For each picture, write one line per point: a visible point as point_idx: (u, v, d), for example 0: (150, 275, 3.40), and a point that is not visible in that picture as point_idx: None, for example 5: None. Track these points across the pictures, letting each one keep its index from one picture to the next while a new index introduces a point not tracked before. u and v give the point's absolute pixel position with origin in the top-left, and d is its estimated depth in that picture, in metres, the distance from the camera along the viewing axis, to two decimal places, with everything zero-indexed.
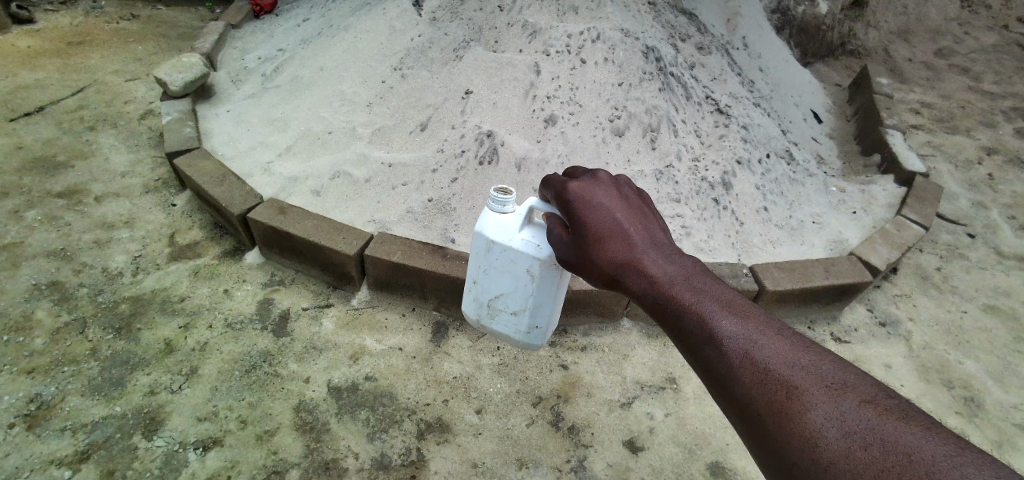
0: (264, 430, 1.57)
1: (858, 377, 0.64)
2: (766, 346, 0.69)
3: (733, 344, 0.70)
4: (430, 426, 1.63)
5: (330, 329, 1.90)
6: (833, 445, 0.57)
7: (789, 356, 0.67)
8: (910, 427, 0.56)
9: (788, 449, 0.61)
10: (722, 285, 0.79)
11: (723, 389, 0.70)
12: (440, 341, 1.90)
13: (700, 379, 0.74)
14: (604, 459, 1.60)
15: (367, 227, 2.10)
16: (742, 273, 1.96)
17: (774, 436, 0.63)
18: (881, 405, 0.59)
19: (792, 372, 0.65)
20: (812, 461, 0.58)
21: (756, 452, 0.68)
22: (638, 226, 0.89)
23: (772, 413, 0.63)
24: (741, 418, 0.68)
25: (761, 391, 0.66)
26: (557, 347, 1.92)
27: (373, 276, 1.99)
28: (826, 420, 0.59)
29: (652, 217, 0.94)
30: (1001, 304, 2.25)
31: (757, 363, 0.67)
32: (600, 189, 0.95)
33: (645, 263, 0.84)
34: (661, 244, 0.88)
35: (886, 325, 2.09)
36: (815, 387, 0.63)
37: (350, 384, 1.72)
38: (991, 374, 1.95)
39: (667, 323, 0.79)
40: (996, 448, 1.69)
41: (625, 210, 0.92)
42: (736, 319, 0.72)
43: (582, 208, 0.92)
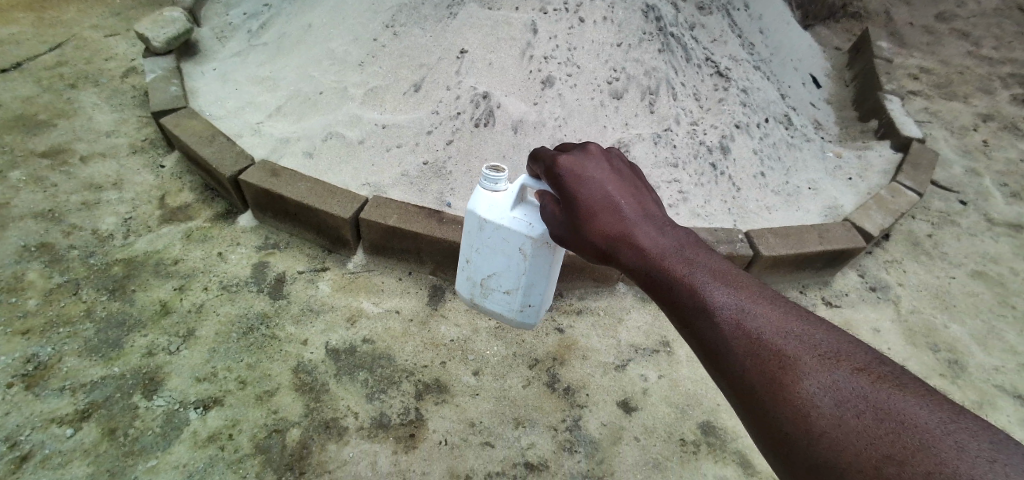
0: (264, 391, 1.58)
1: (852, 344, 0.64)
2: (759, 315, 0.68)
3: (726, 315, 0.69)
4: (428, 386, 1.65)
5: (326, 292, 1.90)
6: (827, 415, 0.58)
7: (782, 325, 0.66)
8: (904, 394, 0.57)
9: (780, 418, 0.61)
10: (715, 256, 0.78)
11: (714, 359, 0.70)
12: (437, 304, 1.91)
13: (693, 351, 0.74)
14: (599, 418, 1.64)
15: (361, 190, 2.06)
16: (738, 239, 1.96)
17: (766, 406, 0.63)
18: (874, 372, 0.60)
19: (785, 341, 0.65)
20: (804, 430, 0.59)
21: (747, 422, 0.68)
22: (629, 198, 0.89)
23: (765, 384, 0.63)
24: (732, 388, 0.68)
25: (753, 361, 0.65)
26: (553, 311, 1.93)
27: (369, 239, 1.98)
28: (821, 389, 0.60)
29: (643, 189, 0.94)
30: (988, 270, 2.29)
31: (750, 334, 0.66)
32: (591, 163, 0.94)
33: (636, 236, 0.83)
34: (653, 215, 0.87)
35: (876, 290, 2.13)
36: (810, 356, 0.62)
37: (348, 346, 1.73)
38: (975, 337, 2.00)
39: (658, 295, 0.78)
40: (976, 408, 1.75)
41: (616, 182, 0.91)
42: (728, 288, 0.72)
43: (575, 183, 0.91)
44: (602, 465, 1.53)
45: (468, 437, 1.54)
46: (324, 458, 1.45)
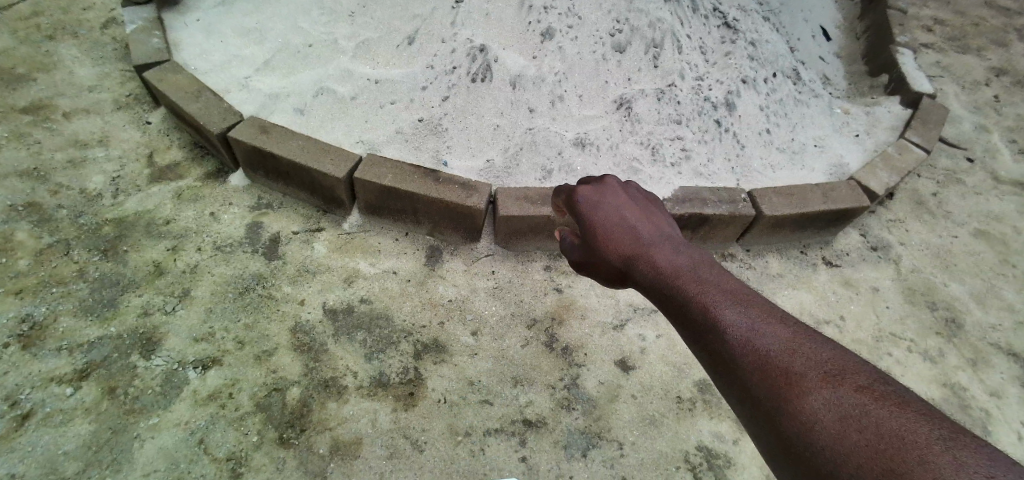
0: (262, 350, 1.58)
1: (857, 361, 0.61)
2: (767, 333, 0.66)
3: (735, 331, 0.68)
4: (426, 346, 1.65)
5: (322, 253, 1.87)
6: (829, 430, 0.55)
7: (790, 342, 0.65)
8: (905, 411, 0.53)
9: (789, 434, 0.59)
10: (726, 275, 0.79)
11: (723, 374, 0.69)
12: (434, 264, 1.89)
13: (705, 369, 0.74)
14: (596, 377, 1.65)
15: (356, 148, 2.00)
16: (740, 198, 1.91)
17: (776, 423, 0.61)
18: (879, 389, 0.57)
19: (793, 356, 0.63)
20: (810, 446, 0.57)
21: (760, 439, 0.66)
22: (644, 223, 0.95)
23: (773, 399, 0.62)
24: (746, 405, 0.66)
25: (762, 378, 0.64)
26: (552, 271, 1.91)
27: (364, 199, 1.93)
28: (824, 404, 0.57)
29: (660, 215, 0.99)
30: (991, 229, 2.26)
31: (758, 350, 0.65)
32: (610, 194, 1.03)
33: (652, 257, 0.87)
34: (667, 238, 0.91)
35: (877, 249, 2.09)
36: (813, 371, 0.60)
37: (345, 306, 1.73)
38: (973, 295, 1.99)
39: (671, 311, 0.80)
40: (969, 366, 1.77)
41: (633, 211, 0.98)
42: (738, 305, 0.71)
43: (591, 211, 1.01)
44: (598, 421, 1.55)
45: (467, 396, 1.56)
46: (324, 416, 1.46)
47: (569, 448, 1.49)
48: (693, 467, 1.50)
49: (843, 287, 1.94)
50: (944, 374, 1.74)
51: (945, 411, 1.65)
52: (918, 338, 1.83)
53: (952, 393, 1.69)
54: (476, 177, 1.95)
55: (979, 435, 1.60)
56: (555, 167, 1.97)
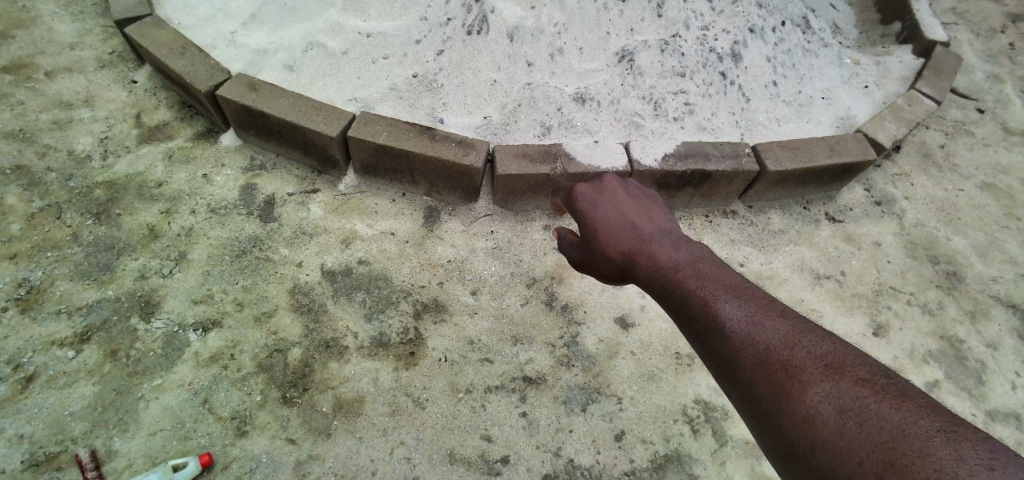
0: (262, 312, 1.58)
1: (854, 356, 0.66)
2: (766, 326, 0.73)
3: (733, 323, 0.76)
4: (426, 306, 1.65)
5: (318, 214, 1.85)
6: (830, 423, 0.60)
7: (789, 336, 0.71)
8: (904, 404, 0.58)
9: (791, 425, 0.64)
10: (728, 272, 0.86)
11: (725, 367, 0.76)
12: (432, 225, 1.87)
13: (708, 362, 0.80)
14: (596, 334, 1.65)
15: (348, 105, 1.93)
16: (744, 154, 1.86)
17: (778, 414, 0.66)
18: (877, 383, 0.62)
19: (792, 351, 0.69)
20: (811, 437, 0.61)
21: (761, 431, 0.71)
22: (644, 221, 1.06)
23: (775, 393, 0.67)
24: (748, 398, 0.72)
25: (762, 371, 0.70)
26: (551, 231, 1.89)
27: (358, 159, 1.88)
28: (823, 397, 0.62)
29: (659, 213, 1.09)
30: (998, 181, 2.22)
31: (757, 343, 0.72)
32: (610, 196, 1.14)
33: (653, 252, 0.97)
34: (668, 236, 1.01)
35: (881, 205, 2.06)
36: (814, 365, 0.66)
37: (344, 267, 1.71)
38: (976, 249, 1.98)
39: (677, 309, 0.87)
40: (967, 318, 1.77)
41: (635, 211, 1.09)
42: (737, 300, 0.79)
43: (593, 212, 1.12)
44: (598, 378, 1.57)
45: (468, 354, 1.57)
46: (326, 375, 1.48)
47: (569, 404, 1.51)
48: (691, 420, 1.52)
49: (845, 243, 1.93)
50: (942, 327, 1.74)
51: (941, 363, 1.66)
52: (918, 291, 1.83)
53: (949, 345, 1.70)
54: (473, 134, 1.89)
55: (974, 385, 1.63)
56: (554, 123, 1.91)
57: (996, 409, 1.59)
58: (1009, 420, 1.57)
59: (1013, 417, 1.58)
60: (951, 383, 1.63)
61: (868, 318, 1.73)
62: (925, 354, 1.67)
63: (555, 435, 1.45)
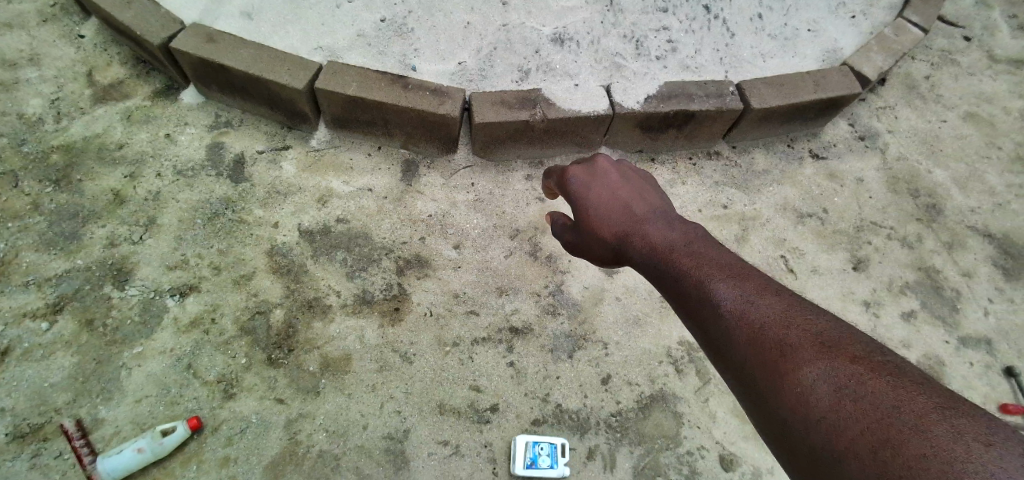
0: (240, 275, 1.55)
1: (848, 335, 0.68)
2: (760, 307, 0.74)
3: (728, 306, 0.77)
4: (409, 262, 1.63)
5: (292, 172, 1.78)
6: (825, 401, 0.61)
7: (782, 317, 0.72)
8: (898, 382, 0.59)
9: (785, 404, 0.65)
10: (724, 255, 0.87)
11: (722, 349, 0.77)
12: (411, 180, 1.81)
13: (703, 344, 0.81)
14: (580, 283, 1.65)
15: (314, 55, 1.81)
16: (728, 92, 1.81)
17: (772, 393, 0.67)
18: (871, 360, 0.63)
19: (786, 332, 0.70)
20: (806, 415, 0.62)
21: (755, 411, 0.72)
22: (637, 200, 1.03)
23: (770, 373, 0.68)
24: (742, 378, 0.73)
25: (757, 351, 0.71)
26: (534, 181, 1.84)
27: (329, 112, 1.79)
28: (817, 376, 0.63)
29: (650, 190, 1.06)
30: (982, 111, 2.20)
31: (752, 324, 0.73)
32: (600, 173, 1.08)
33: (646, 233, 0.96)
34: (661, 215, 1.00)
35: (864, 139, 2.04)
36: (808, 346, 0.67)
37: (322, 226, 1.67)
38: (956, 181, 1.98)
39: (674, 292, 0.88)
40: (944, 249, 1.80)
41: (626, 189, 1.05)
42: (731, 281, 0.80)
43: (584, 191, 1.08)
44: (584, 325, 1.58)
45: (453, 308, 1.56)
46: (311, 335, 1.47)
47: (555, 351, 1.53)
48: (675, 361, 1.54)
49: (828, 180, 1.92)
50: (920, 259, 1.77)
51: (918, 294, 1.70)
52: (898, 225, 1.84)
53: (926, 276, 1.74)
54: (447, 82, 1.80)
55: (947, 314, 1.67)
56: (532, 66, 1.83)
57: (968, 335, 1.64)
58: (979, 345, 1.63)
59: (983, 342, 1.64)
60: (926, 312, 1.67)
61: (849, 254, 1.75)
62: (902, 286, 1.71)
63: (543, 382, 1.47)
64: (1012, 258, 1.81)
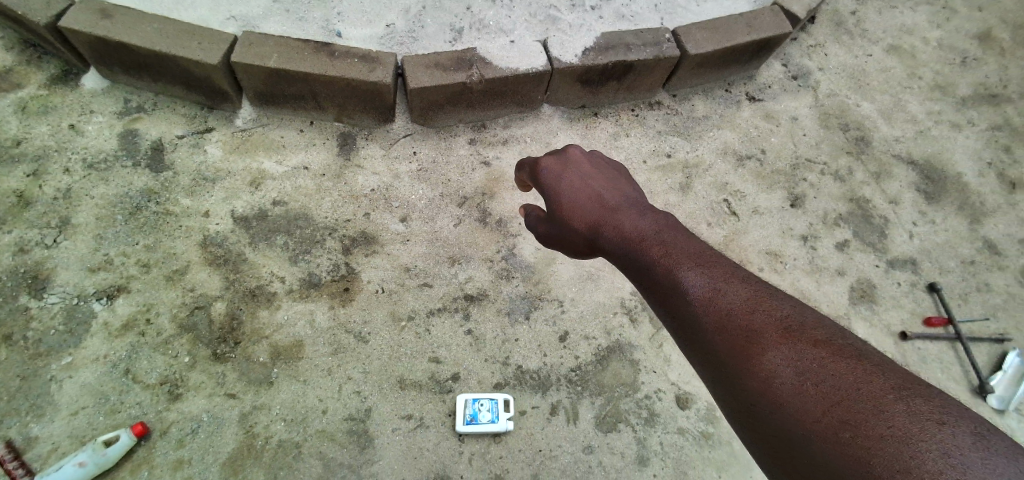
0: (173, 270, 1.45)
1: (813, 318, 0.66)
2: (728, 293, 0.72)
3: (696, 293, 0.74)
4: (354, 240, 1.57)
5: (217, 156, 1.65)
6: (788, 385, 0.60)
7: (749, 302, 0.70)
8: (859, 363, 0.58)
9: (749, 388, 0.63)
10: (691, 242, 0.84)
11: (689, 336, 0.74)
12: (349, 153, 1.72)
13: (671, 331, 0.79)
14: (532, 244, 1.64)
15: (228, 27, 1.65)
16: (665, 39, 1.79)
17: (737, 378, 0.65)
18: (833, 344, 0.62)
19: (752, 316, 0.68)
20: (768, 399, 0.61)
21: (720, 397, 0.70)
22: (609, 189, 1.00)
23: (735, 357, 0.66)
24: (708, 364, 0.71)
25: (723, 336, 0.69)
26: (477, 145, 1.79)
27: (251, 87, 1.67)
28: (781, 361, 0.62)
29: (624, 179, 1.03)
30: (904, 42, 2.26)
31: (719, 310, 0.71)
32: (573, 163, 1.05)
33: (616, 222, 0.93)
34: (632, 204, 0.96)
35: (797, 79, 2.08)
36: (774, 330, 0.65)
37: (257, 211, 1.58)
38: (882, 113, 2.06)
39: (643, 280, 0.85)
40: (873, 179, 1.89)
41: (598, 178, 1.02)
42: (700, 268, 0.77)
43: (556, 180, 1.03)
44: (538, 285, 1.58)
45: (405, 282, 1.53)
46: (257, 325, 1.41)
47: (512, 314, 1.53)
48: (629, 311, 1.58)
49: (765, 122, 1.96)
50: (852, 191, 1.86)
51: (850, 224, 1.79)
52: (830, 160, 1.92)
53: (857, 207, 1.83)
54: (377, 46, 1.69)
55: (877, 240, 1.77)
56: (465, 25, 1.76)
57: (896, 257, 1.75)
58: (906, 266, 1.74)
59: (909, 263, 1.75)
60: (858, 241, 1.76)
61: (787, 192, 1.81)
62: (836, 218, 1.79)
63: (502, 346, 1.48)
64: (933, 182, 1.92)
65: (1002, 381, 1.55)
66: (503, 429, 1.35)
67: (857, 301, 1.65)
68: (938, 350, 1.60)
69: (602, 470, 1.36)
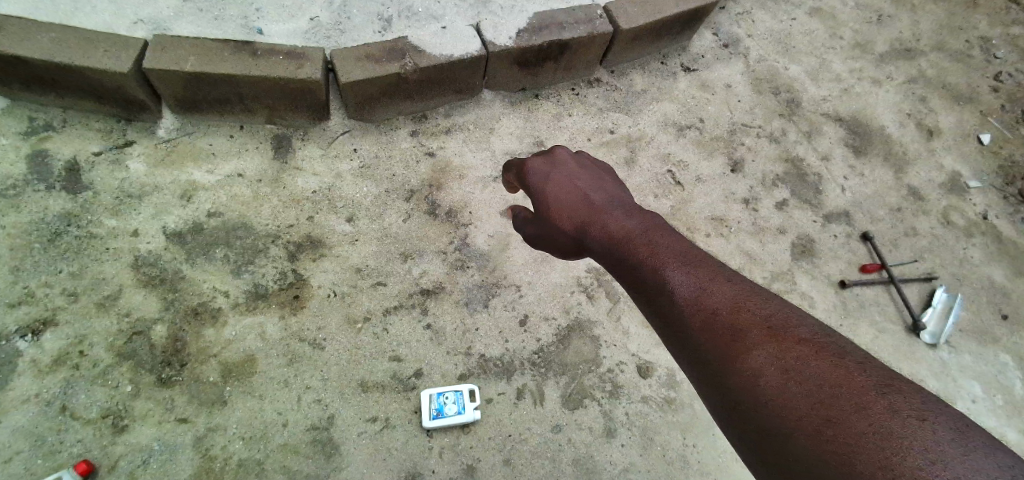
0: (104, 297, 1.36)
1: (798, 316, 0.65)
2: (714, 291, 0.71)
3: (683, 291, 0.74)
4: (300, 245, 1.52)
5: (141, 171, 1.55)
6: (771, 383, 0.59)
7: (735, 300, 0.69)
8: (844, 361, 0.58)
9: (732, 386, 0.62)
10: (677, 240, 0.83)
11: (675, 335, 0.73)
12: (286, 156, 1.65)
13: (657, 330, 0.78)
14: (484, 232, 1.63)
15: (136, 31, 1.53)
16: (597, 15, 1.79)
17: (720, 375, 0.64)
18: (818, 341, 0.61)
19: (738, 314, 0.67)
20: (753, 398, 0.60)
21: (705, 396, 0.69)
22: (595, 190, 1.01)
23: (719, 355, 0.65)
24: (694, 363, 0.70)
25: (708, 334, 0.68)
26: (419, 136, 1.76)
27: (170, 94, 1.57)
28: (766, 358, 0.61)
29: (610, 180, 1.04)
30: (825, 4, 2.35)
31: (705, 307, 0.70)
32: (560, 165, 1.06)
33: (602, 221, 0.93)
34: (621, 204, 0.97)
35: (728, 47, 2.14)
36: (760, 328, 0.64)
37: (191, 225, 1.49)
38: (809, 74, 2.14)
39: (629, 278, 0.84)
40: (805, 138, 1.97)
41: (585, 179, 1.03)
42: (686, 266, 0.77)
43: (543, 182, 1.05)
44: (494, 273, 1.57)
45: (358, 283, 1.49)
46: (204, 344, 1.35)
47: (470, 304, 1.52)
48: (586, 289, 1.60)
49: (702, 91, 2.00)
50: (787, 152, 1.93)
51: (787, 184, 1.86)
52: (765, 124, 1.98)
53: (793, 166, 1.90)
54: (302, 41, 1.62)
55: (813, 197, 1.85)
56: (393, 13, 1.70)
57: (831, 211, 1.84)
58: (841, 219, 1.83)
59: (844, 216, 1.84)
60: (796, 199, 1.84)
61: (727, 159, 1.87)
62: (774, 179, 1.86)
63: (463, 337, 1.47)
64: (860, 137, 2.02)
65: (932, 317, 1.67)
66: (471, 419, 1.35)
67: (799, 257, 1.73)
68: (874, 295, 1.70)
69: (572, 447, 1.39)
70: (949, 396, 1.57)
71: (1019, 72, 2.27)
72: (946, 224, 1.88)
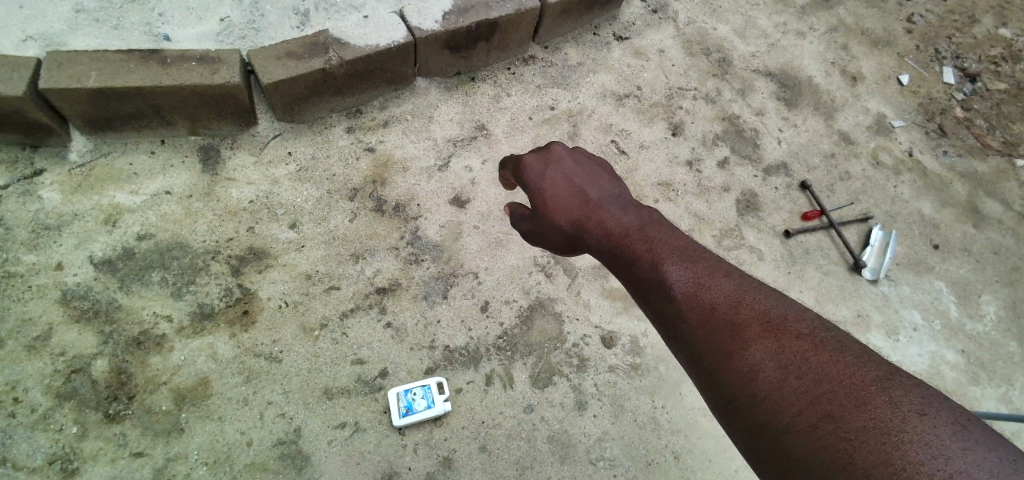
0: (33, 339, 1.27)
1: (796, 311, 0.68)
2: (713, 288, 0.73)
3: (682, 289, 0.76)
4: (243, 258, 1.46)
5: (58, 200, 1.44)
6: (771, 379, 0.61)
7: (735, 296, 0.71)
8: (842, 356, 0.60)
9: (733, 382, 0.65)
10: (675, 235, 0.85)
11: (675, 331, 0.76)
12: (216, 166, 1.57)
13: (657, 327, 0.80)
14: (435, 223, 1.60)
15: (26, 49, 1.41)
16: None
17: (720, 372, 0.67)
18: (816, 338, 0.63)
19: (738, 310, 0.69)
20: (751, 393, 0.62)
21: (704, 392, 0.71)
22: (592, 184, 0.99)
23: (720, 351, 0.68)
24: (693, 359, 0.72)
25: (707, 330, 0.70)
26: (357, 132, 1.70)
27: (77, 114, 1.46)
28: (765, 354, 0.63)
29: (607, 174, 1.03)
30: None
31: (705, 305, 0.72)
32: (556, 160, 1.03)
33: (598, 218, 0.93)
34: (618, 199, 0.97)
35: (657, 12, 2.15)
36: (760, 325, 0.66)
37: (122, 251, 1.41)
38: (737, 32, 2.18)
39: (627, 276, 0.86)
40: (739, 95, 2.02)
41: (581, 173, 1.01)
42: (685, 264, 0.79)
43: (537, 179, 1.02)
44: (449, 262, 1.56)
45: (309, 289, 1.45)
46: (151, 374, 1.28)
47: (428, 297, 1.50)
48: (543, 267, 1.60)
49: (636, 59, 2.01)
50: (723, 111, 1.97)
51: (726, 142, 1.91)
52: (699, 85, 2.02)
53: (730, 125, 1.95)
54: (215, 44, 1.53)
55: (752, 152, 1.91)
56: (309, 6, 1.64)
57: (769, 165, 1.90)
58: (780, 171, 1.89)
59: (782, 167, 1.91)
60: (736, 155, 1.89)
61: (667, 123, 1.89)
62: (714, 139, 1.90)
63: (425, 331, 1.46)
64: (790, 89, 2.09)
65: (871, 254, 1.77)
66: (442, 412, 1.34)
67: (744, 212, 1.78)
68: (817, 240, 1.78)
69: (546, 424, 1.40)
70: (892, 326, 1.66)
71: (929, 13, 2.39)
72: (876, 165, 1.97)
